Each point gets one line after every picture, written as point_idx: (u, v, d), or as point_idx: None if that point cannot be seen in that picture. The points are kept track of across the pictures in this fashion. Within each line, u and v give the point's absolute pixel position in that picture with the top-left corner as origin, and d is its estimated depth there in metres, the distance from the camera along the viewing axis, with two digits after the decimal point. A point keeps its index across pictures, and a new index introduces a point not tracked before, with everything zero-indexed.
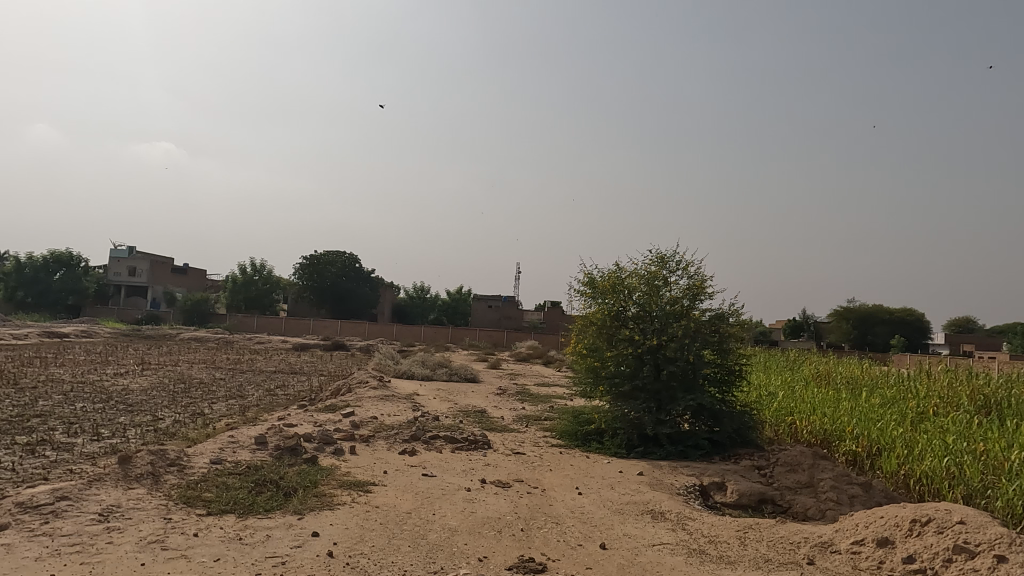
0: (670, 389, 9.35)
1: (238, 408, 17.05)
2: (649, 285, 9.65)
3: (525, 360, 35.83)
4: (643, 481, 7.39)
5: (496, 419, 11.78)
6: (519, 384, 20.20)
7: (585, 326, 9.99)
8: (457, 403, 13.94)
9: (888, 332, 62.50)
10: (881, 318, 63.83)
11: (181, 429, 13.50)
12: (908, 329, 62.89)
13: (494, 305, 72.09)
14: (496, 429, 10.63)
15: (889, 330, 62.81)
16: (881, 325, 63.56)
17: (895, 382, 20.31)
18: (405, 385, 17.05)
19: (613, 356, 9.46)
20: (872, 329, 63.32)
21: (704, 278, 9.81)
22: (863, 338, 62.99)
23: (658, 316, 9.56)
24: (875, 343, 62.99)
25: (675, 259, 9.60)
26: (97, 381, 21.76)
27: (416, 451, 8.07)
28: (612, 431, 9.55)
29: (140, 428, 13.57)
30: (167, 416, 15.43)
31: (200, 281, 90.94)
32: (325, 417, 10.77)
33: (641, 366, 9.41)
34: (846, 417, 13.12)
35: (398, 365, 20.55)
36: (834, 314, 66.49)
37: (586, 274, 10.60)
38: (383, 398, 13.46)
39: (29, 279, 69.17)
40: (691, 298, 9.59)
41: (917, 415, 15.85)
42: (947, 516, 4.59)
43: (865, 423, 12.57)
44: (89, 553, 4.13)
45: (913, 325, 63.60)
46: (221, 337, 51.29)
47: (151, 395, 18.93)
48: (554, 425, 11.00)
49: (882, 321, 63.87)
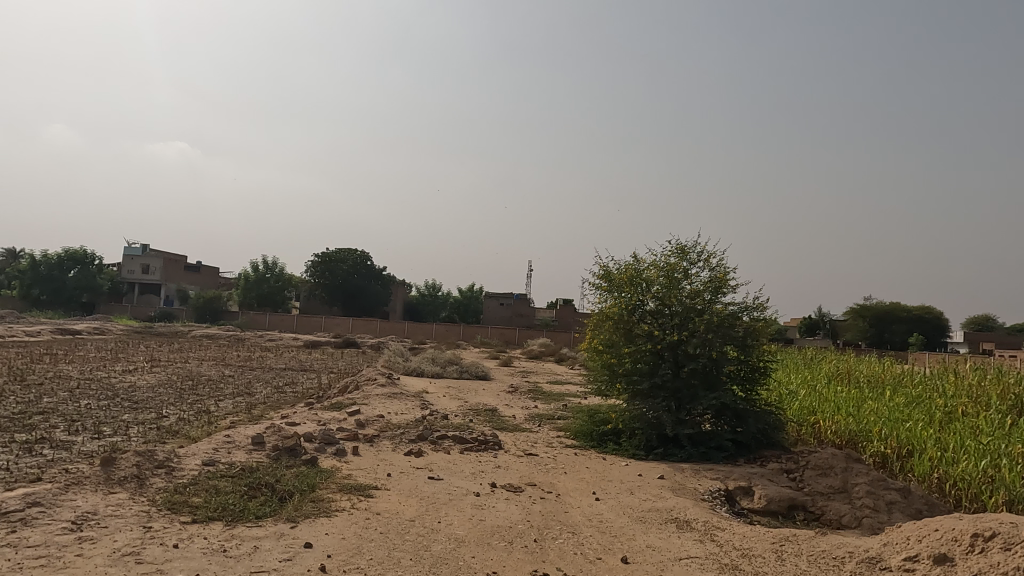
0: (692, 386, 8.83)
1: (245, 406, 16.71)
2: (668, 277, 9.17)
3: (536, 358, 35.34)
4: (664, 486, 6.90)
5: (507, 418, 11.32)
6: (532, 381, 19.73)
7: (600, 320, 9.53)
8: (467, 401, 13.50)
9: (906, 331, 61.55)
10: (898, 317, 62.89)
11: (184, 427, 13.15)
12: (926, 327, 61.91)
13: (506, 304, 71.82)
14: (507, 429, 10.17)
15: (907, 328, 61.87)
16: (898, 323, 62.70)
17: (920, 381, 19.68)
18: (415, 383, 16.66)
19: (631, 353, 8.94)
20: (889, 327, 62.37)
21: (726, 270, 9.32)
22: (879, 336, 62.11)
23: (677, 309, 9.08)
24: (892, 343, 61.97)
25: (695, 248, 9.11)
26: (105, 378, 21.55)
27: (423, 452, 7.63)
28: (630, 432, 9.04)
29: (143, 426, 13.24)
30: (172, 413, 15.12)
31: (213, 280, 91.45)
32: (330, 415, 10.36)
33: (661, 364, 8.92)
34: (872, 417, 12.56)
35: (408, 362, 20.16)
36: (850, 312, 65.60)
37: (602, 267, 10.14)
38: (391, 396, 13.05)
39: (44, 277, 69.62)
40: (713, 292, 9.10)
41: (946, 415, 15.26)
42: (1014, 531, 4.08)
43: (893, 423, 12.01)
44: (55, 568, 3.71)
45: (931, 323, 62.62)
46: (233, 334, 51.31)
47: (158, 393, 18.64)
48: (568, 425, 10.51)
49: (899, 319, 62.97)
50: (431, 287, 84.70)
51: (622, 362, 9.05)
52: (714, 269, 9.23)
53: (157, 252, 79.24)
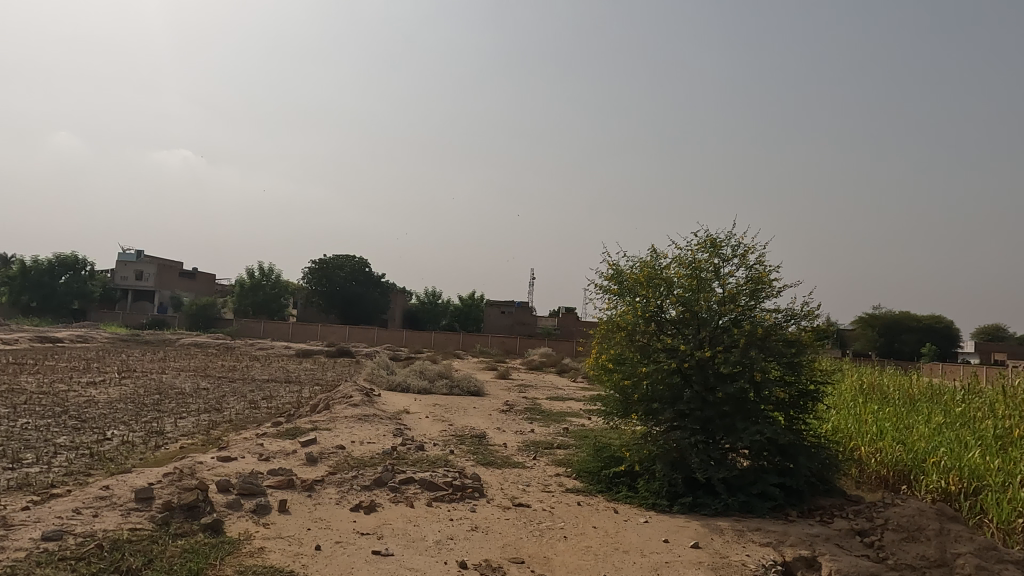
0: (728, 415, 6.92)
1: (207, 426, 14.84)
2: (695, 277, 7.32)
3: (537, 370, 33.42)
4: (701, 560, 5.01)
5: (497, 448, 9.41)
6: (530, 397, 17.86)
7: (610, 331, 7.67)
8: (452, 425, 11.59)
9: (916, 341, 59.62)
10: (908, 326, 61.01)
11: (122, 454, 11.28)
12: (938, 337, 59.96)
13: (507, 311, 70.09)
14: (494, 465, 8.26)
15: (917, 339, 59.96)
16: (908, 332, 60.84)
17: (958, 397, 17.74)
18: (397, 400, 14.78)
19: (648, 372, 7.04)
20: (899, 337, 60.46)
21: (766, 268, 7.47)
22: (889, 346, 60.12)
23: (706, 316, 7.21)
24: (902, 353, 59.97)
25: (730, 239, 7.26)
26: (63, 391, 19.67)
27: (376, 506, 5.76)
28: (649, 473, 7.10)
29: (75, 452, 11.37)
30: (117, 434, 13.25)
31: (209, 287, 89.86)
32: (278, 447, 8.48)
33: (687, 386, 7.02)
34: (927, 444, 10.66)
35: (393, 374, 18.28)
36: (859, 322, 63.72)
37: (611, 266, 8.31)
38: (363, 417, 11.17)
39: (34, 282, 68.09)
40: (750, 295, 7.25)
41: (1001, 439, 13.34)
42: None
43: (953, 451, 10.11)
44: None
45: (942, 333, 60.72)
46: (222, 343, 49.51)
47: (114, 409, 16.76)
48: (570, 459, 8.58)
49: (909, 329, 61.12)
50: (431, 295, 83.02)
51: (639, 382, 7.15)
52: (752, 265, 7.37)
53: (151, 258, 77.68)
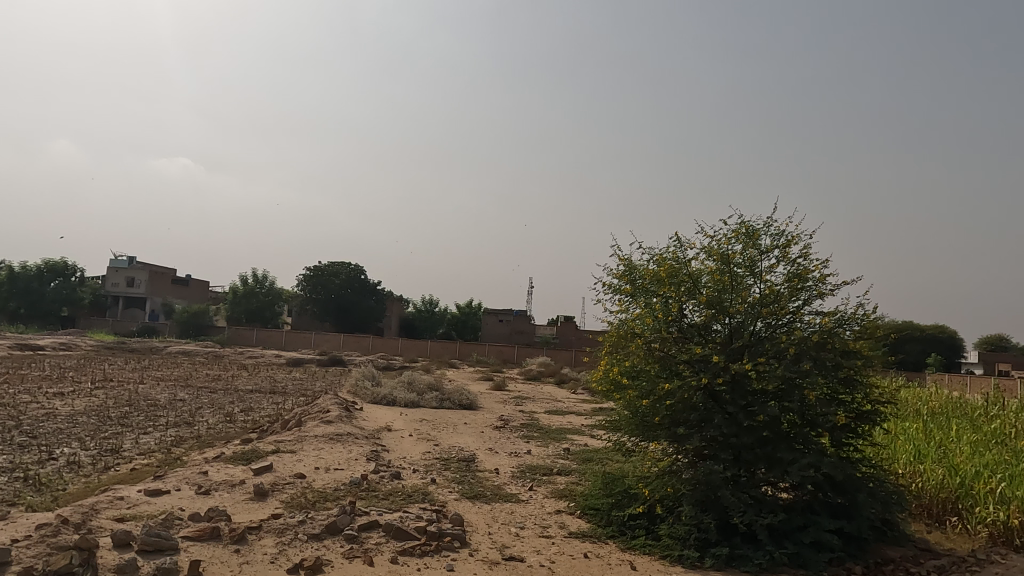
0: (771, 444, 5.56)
1: (170, 443, 13.45)
2: (727, 273, 6.02)
3: (535, 380, 32.04)
4: None
5: (487, 476, 8.06)
6: (527, 411, 16.53)
7: (623, 338, 6.38)
8: (438, 445, 10.25)
9: (921, 351, 58.42)
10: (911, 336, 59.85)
11: (62, 477, 9.91)
12: (942, 347, 58.78)
13: (504, 320, 68.93)
14: (482, 498, 6.90)
15: (922, 348, 58.77)
16: (911, 342, 59.67)
17: (988, 412, 16.46)
18: (380, 415, 13.43)
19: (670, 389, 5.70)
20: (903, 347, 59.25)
21: (813, 262, 6.13)
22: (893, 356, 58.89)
23: (742, 321, 5.89)
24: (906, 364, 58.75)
25: (771, 226, 5.96)
26: (24, 403, 18.27)
27: (322, 567, 4.41)
28: (672, 515, 5.73)
29: (7, 475, 9.99)
30: (66, 453, 11.88)
31: (202, 294, 88.47)
32: (225, 475, 7.12)
33: (719, 407, 5.67)
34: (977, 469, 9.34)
35: (380, 386, 16.94)
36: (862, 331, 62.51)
37: (623, 261, 7.04)
38: (337, 435, 9.82)
39: (21, 289, 66.64)
40: (795, 295, 5.91)
41: None
42: None
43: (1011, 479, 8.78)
44: None
45: (947, 343, 59.58)
46: (211, 351, 48.06)
47: (73, 424, 15.35)
48: (574, 491, 7.24)
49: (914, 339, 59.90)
50: (428, 303, 81.83)
51: (659, 402, 5.81)
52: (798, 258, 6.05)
53: (143, 264, 76.38)
